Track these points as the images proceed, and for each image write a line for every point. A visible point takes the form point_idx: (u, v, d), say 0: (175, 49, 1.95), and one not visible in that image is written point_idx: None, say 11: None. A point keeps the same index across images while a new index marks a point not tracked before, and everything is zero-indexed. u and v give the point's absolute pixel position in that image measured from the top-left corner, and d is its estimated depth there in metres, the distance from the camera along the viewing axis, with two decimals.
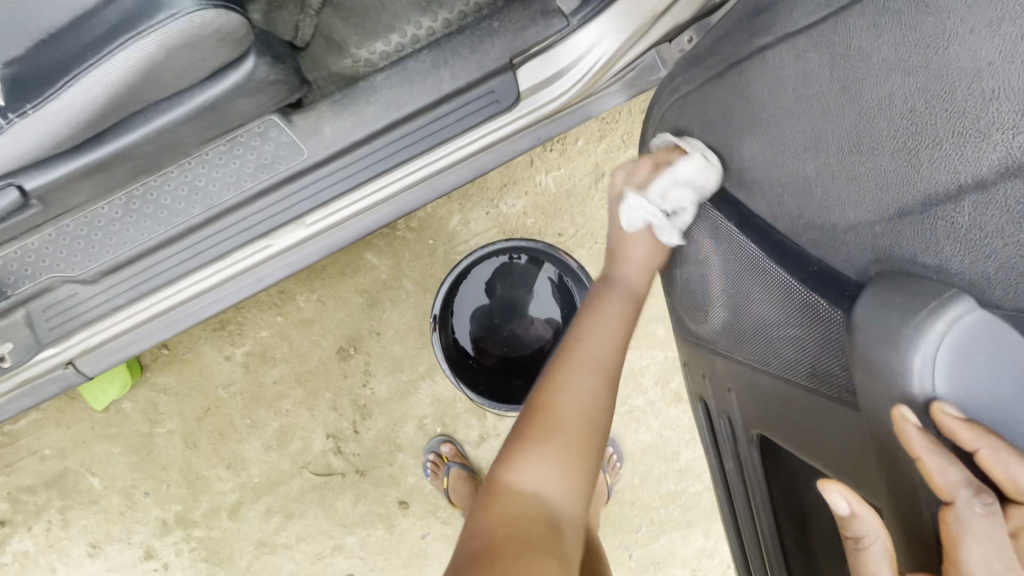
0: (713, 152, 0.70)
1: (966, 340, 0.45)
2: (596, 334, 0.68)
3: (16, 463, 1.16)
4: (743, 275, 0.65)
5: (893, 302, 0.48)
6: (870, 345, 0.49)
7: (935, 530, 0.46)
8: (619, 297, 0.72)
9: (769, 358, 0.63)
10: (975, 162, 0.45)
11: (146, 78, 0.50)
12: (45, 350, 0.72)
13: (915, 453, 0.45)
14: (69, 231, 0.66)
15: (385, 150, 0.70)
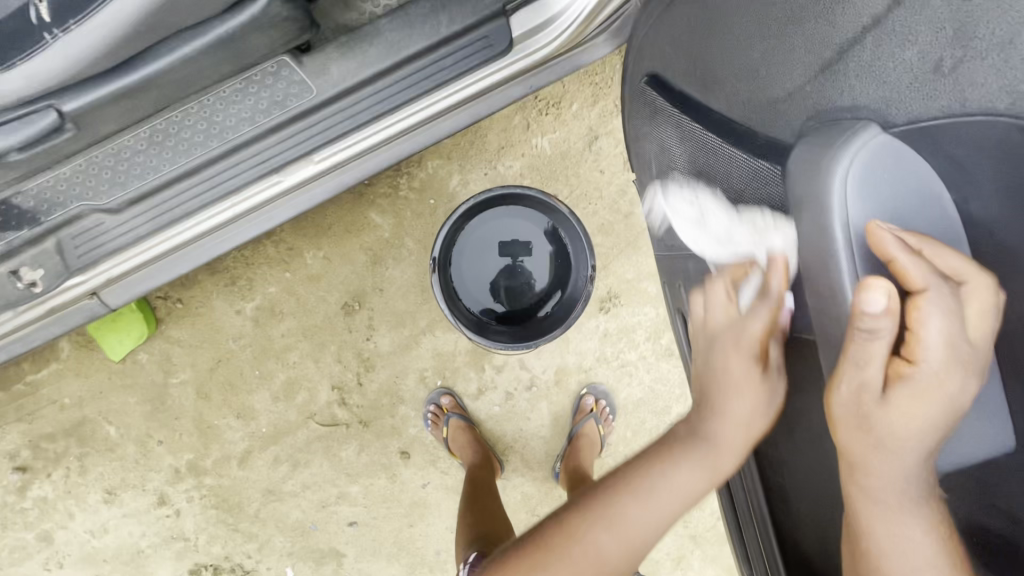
0: (683, 68, 0.73)
1: (880, 162, 0.49)
2: (643, 490, 0.66)
3: (38, 411, 1.22)
4: (704, 160, 0.70)
5: (821, 144, 0.51)
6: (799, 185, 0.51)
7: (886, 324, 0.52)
8: (700, 461, 0.65)
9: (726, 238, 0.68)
10: (871, 3, 0.53)
11: (171, 2, 0.55)
12: (73, 278, 0.77)
13: (892, 259, 0.47)
14: (96, 162, 0.72)
15: (387, 92, 0.76)
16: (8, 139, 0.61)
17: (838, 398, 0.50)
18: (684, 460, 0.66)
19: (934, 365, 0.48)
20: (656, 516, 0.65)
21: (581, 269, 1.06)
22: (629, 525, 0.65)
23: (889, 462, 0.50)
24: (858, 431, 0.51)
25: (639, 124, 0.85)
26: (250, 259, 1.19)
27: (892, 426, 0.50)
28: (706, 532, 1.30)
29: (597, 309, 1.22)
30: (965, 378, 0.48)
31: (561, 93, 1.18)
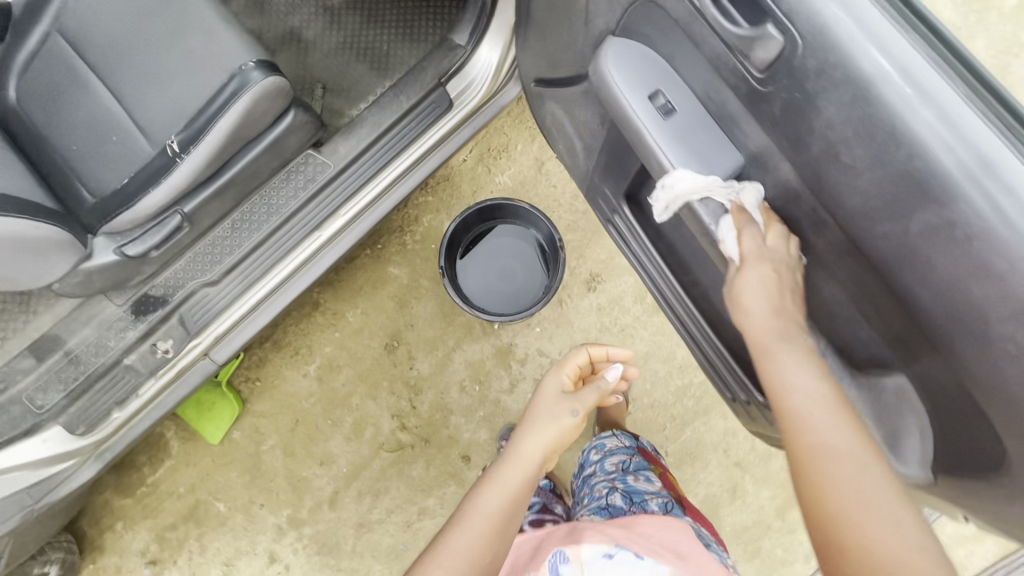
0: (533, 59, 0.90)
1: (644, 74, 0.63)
2: (489, 494, 0.69)
3: (160, 505, 1.45)
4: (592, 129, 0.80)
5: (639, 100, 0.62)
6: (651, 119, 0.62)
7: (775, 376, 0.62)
8: (514, 469, 0.72)
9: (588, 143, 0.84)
10: None
11: (244, 120, 0.91)
12: (192, 339, 1.07)
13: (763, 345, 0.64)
14: (201, 251, 1.07)
15: (379, 154, 1.11)
16: (152, 239, 0.96)
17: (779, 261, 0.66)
18: (503, 468, 0.72)
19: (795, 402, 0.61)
20: (488, 510, 0.66)
21: (553, 246, 1.36)
22: (455, 556, 0.62)
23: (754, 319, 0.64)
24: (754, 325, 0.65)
25: (532, 103, 1.00)
26: (306, 329, 1.49)
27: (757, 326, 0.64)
28: (747, 455, 1.42)
29: (586, 288, 1.49)
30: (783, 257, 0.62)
31: (507, 141, 1.55)
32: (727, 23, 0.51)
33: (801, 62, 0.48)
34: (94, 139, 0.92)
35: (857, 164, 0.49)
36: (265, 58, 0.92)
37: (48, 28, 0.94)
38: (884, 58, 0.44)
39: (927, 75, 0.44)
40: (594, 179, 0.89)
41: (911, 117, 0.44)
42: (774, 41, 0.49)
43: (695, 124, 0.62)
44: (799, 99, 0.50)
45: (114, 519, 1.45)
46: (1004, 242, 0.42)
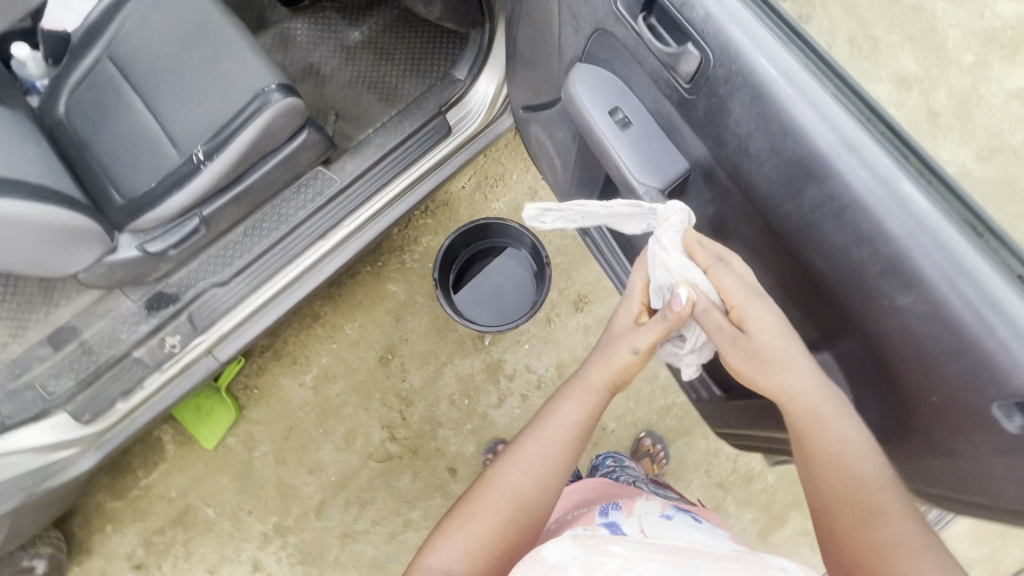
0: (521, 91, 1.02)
1: (605, 92, 0.72)
2: (559, 416, 0.72)
3: (150, 509, 1.48)
4: (565, 148, 0.91)
5: (600, 117, 0.71)
6: (611, 132, 0.71)
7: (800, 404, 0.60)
8: (583, 392, 0.73)
9: (565, 156, 0.93)
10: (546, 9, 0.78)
11: (263, 134, 1.02)
12: (198, 336, 1.15)
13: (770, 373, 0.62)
14: (214, 254, 1.16)
15: (382, 172, 1.23)
16: (172, 238, 1.06)
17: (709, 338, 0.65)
18: (575, 387, 0.74)
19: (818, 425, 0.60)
20: (560, 427, 0.71)
21: (541, 265, 1.44)
22: (529, 460, 0.69)
23: (798, 383, 0.60)
24: (779, 394, 0.61)
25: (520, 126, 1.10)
26: (306, 340, 1.57)
27: (809, 399, 0.60)
28: (729, 477, 1.44)
29: (573, 308, 1.56)
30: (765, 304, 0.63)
31: (504, 171, 1.67)
32: (657, 43, 0.59)
33: (713, 73, 0.55)
34: (129, 149, 1.04)
35: (762, 155, 0.55)
36: (286, 82, 1.04)
37: (100, 55, 1.08)
38: (772, 66, 0.52)
39: (805, 79, 0.51)
40: (570, 194, 0.99)
41: (797, 112, 0.51)
42: (693, 57, 0.56)
43: (650, 138, 0.70)
44: (716, 103, 0.57)
45: (104, 522, 1.47)
46: (874, 211, 0.49)
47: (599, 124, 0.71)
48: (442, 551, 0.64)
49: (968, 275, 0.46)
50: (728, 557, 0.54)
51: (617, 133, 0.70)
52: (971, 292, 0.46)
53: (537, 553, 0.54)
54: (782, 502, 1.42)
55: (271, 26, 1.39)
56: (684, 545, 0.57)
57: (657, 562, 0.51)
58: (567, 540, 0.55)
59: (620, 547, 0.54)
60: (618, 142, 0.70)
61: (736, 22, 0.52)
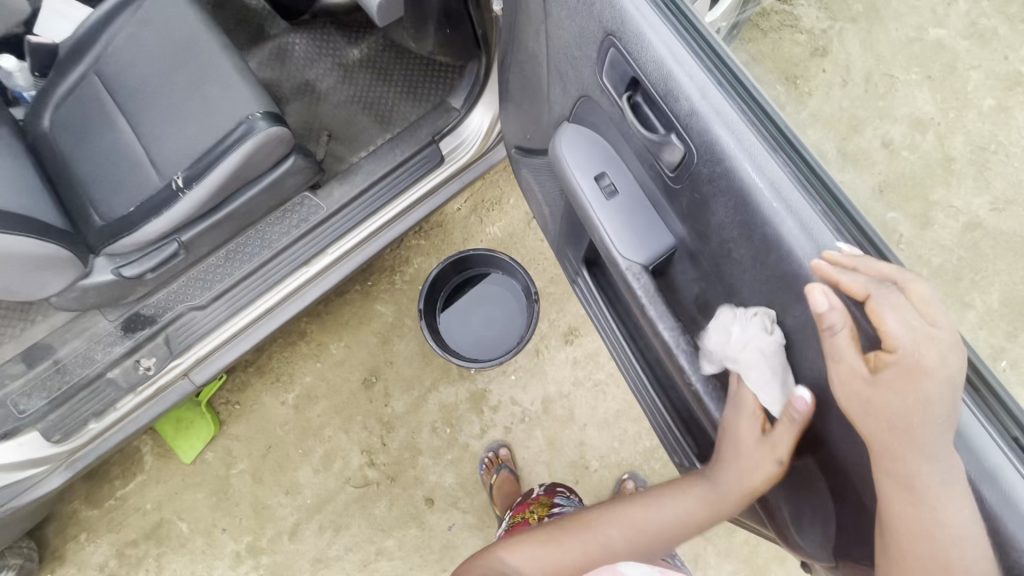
0: (513, 132, 0.99)
1: (586, 152, 0.70)
2: (628, 517, 0.79)
3: (125, 520, 1.47)
4: (554, 197, 0.88)
5: (580, 179, 0.69)
6: (592, 195, 0.68)
7: (900, 459, 0.48)
8: (696, 500, 0.71)
9: (554, 206, 0.89)
10: (541, 60, 0.75)
11: (245, 163, 0.99)
12: (174, 359, 1.12)
13: (906, 419, 0.47)
14: (194, 277, 1.14)
15: (373, 199, 1.20)
16: (149, 262, 1.03)
17: (845, 351, 0.49)
18: (698, 486, 0.71)
19: (929, 472, 0.46)
20: (662, 519, 0.76)
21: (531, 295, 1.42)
22: (588, 546, 0.78)
23: (924, 468, 0.46)
24: (902, 436, 0.48)
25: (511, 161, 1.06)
26: (289, 358, 1.55)
27: (936, 479, 0.46)
28: (711, 526, 1.40)
29: (562, 340, 1.53)
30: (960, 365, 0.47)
31: (501, 195, 1.63)
32: (646, 130, 0.60)
33: (696, 170, 0.57)
34: (109, 169, 1.02)
35: (745, 263, 0.57)
36: (273, 110, 1.01)
37: (86, 69, 1.06)
38: (758, 175, 0.52)
39: (794, 193, 0.51)
40: (560, 242, 0.96)
41: (783, 229, 0.52)
42: (677, 149, 0.58)
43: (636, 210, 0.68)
44: (699, 199, 0.59)
45: (78, 530, 1.46)
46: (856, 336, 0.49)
47: (580, 186, 0.69)
48: (518, 554, 0.79)
49: (960, 435, 0.47)
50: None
51: (597, 196, 0.68)
52: (962, 453, 0.46)
53: None
54: (764, 554, 1.38)
55: (268, 40, 1.36)
56: None
57: None
58: None
59: None
60: (598, 205, 0.68)
61: (721, 120, 0.54)
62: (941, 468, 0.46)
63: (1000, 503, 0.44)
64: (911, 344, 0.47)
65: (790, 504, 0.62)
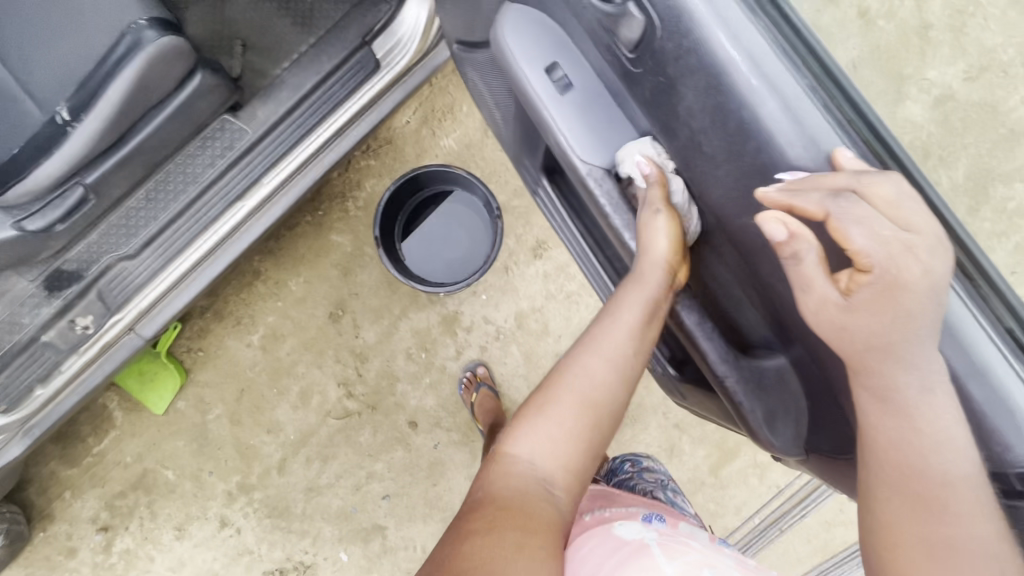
0: (451, 25, 0.86)
1: (531, 42, 0.64)
2: (546, 420, 0.60)
3: (107, 475, 1.45)
4: (505, 97, 0.78)
5: (533, 76, 0.63)
6: (550, 91, 0.63)
7: (875, 364, 0.51)
8: (598, 355, 0.63)
9: (504, 109, 0.81)
10: None
11: (140, 84, 0.84)
12: (114, 315, 1.04)
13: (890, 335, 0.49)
14: (115, 223, 1.02)
15: (306, 116, 1.06)
16: (55, 212, 0.90)
17: (805, 274, 0.52)
18: (595, 340, 0.64)
19: (906, 379, 0.49)
20: (599, 375, 0.62)
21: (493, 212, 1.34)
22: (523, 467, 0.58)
23: (902, 377, 0.49)
24: (874, 344, 0.50)
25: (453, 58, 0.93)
26: (248, 299, 1.47)
27: (915, 388, 0.49)
28: (686, 416, 1.47)
29: (531, 255, 1.48)
30: (942, 266, 0.47)
31: (453, 103, 1.49)
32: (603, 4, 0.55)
33: (660, 45, 0.54)
34: None
35: (717, 155, 0.57)
36: (161, 14, 0.84)
37: None
38: (737, 52, 0.49)
39: (777, 71, 0.49)
40: (516, 148, 0.87)
41: (760, 108, 0.50)
42: (636, 21, 0.54)
43: (595, 102, 0.64)
44: (663, 82, 0.56)
45: (61, 489, 1.45)
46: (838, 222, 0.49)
47: (534, 83, 0.64)
48: (522, 441, 0.59)
49: (952, 334, 0.48)
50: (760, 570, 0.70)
51: (551, 93, 0.63)
52: (954, 355, 0.48)
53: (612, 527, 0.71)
54: (734, 438, 1.47)
55: None
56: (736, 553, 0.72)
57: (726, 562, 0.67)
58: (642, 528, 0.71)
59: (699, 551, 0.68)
60: (555, 102, 0.63)
61: None
62: (917, 373, 0.49)
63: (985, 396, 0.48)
64: (891, 259, 0.48)
65: (765, 407, 0.62)
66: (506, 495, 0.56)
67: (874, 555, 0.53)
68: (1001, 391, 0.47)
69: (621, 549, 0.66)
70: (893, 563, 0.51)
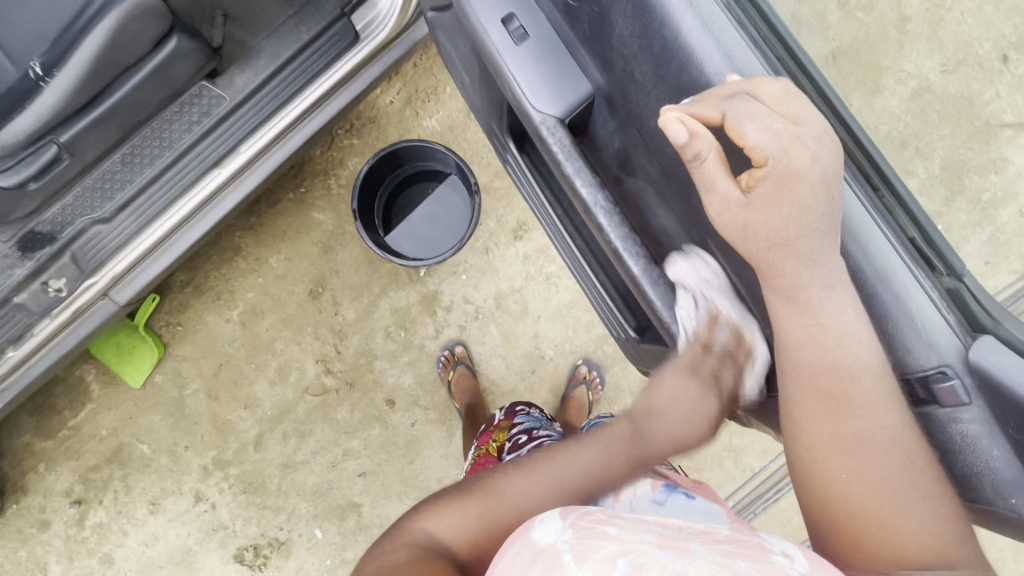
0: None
1: None
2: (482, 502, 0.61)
3: (82, 448, 1.45)
4: (470, 59, 0.80)
5: (487, 21, 0.66)
6: (505, 36, 0.66)
7: (780, 259, 0.58)
8: (545, 466, 0.64)
9: (472, 72, 0.83)
10: None
11: (114, 42, 0.84)
12: (88, 279, 1.04)
13: (791, 233, 0.56)
14: (89, 187, 1.02)
15: (284, 87, 1.07)
16: (28, 169, 0.91)
17: (705, 175, 0.57)
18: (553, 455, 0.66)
19: (812, 281, 0.56)
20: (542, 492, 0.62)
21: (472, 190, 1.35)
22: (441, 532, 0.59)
23: (804, 275, 0.57)
24: (781, 239, 0.57)
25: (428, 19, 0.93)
26: (228, 275, 1.48)
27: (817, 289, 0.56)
28: None
29: (512, 236, 1.48)
30: (827, 155, 0.54)
31: (436, 83, 1.50)
32: None
33: None
34: None
35: (647, 82, 0.60)
36: None
37: None
38: None
39: None
40: (486, 115, 0.89)
41: (681, 23, 0.54)
42: None
43: (549, 51, 0.67)
44: (598, 12, 0.60)
45: (36, 461, 1.44)
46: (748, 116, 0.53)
47: (488, 27, 0.66)
48: (443, 519, 0.60)
49: (857, 240, 0.56)
50: (729, 541, 0.51)
51: (505, 41, 0.66)
52: (863, 262, 0.55)
53: (524, 534, 0.50)
54: None
55: None
56: (680, 521, 0.54)
57: (655, 544, 0.47)
58: (557, 518, 0.51)
59: (615, 527, 0.49)
60: (509, 47, 0.66)
61: None
62: (818, 273, 0.56)
63: (898, 310, 0.54)
64: (789, 151, 0.54)
65: None
66: (416, 547, 0.57)
67: (797, 458, 0.59)
68: (906, 299, 0.54)
69: (533, 566, 0.46)
70: (813, 459, 0.58)
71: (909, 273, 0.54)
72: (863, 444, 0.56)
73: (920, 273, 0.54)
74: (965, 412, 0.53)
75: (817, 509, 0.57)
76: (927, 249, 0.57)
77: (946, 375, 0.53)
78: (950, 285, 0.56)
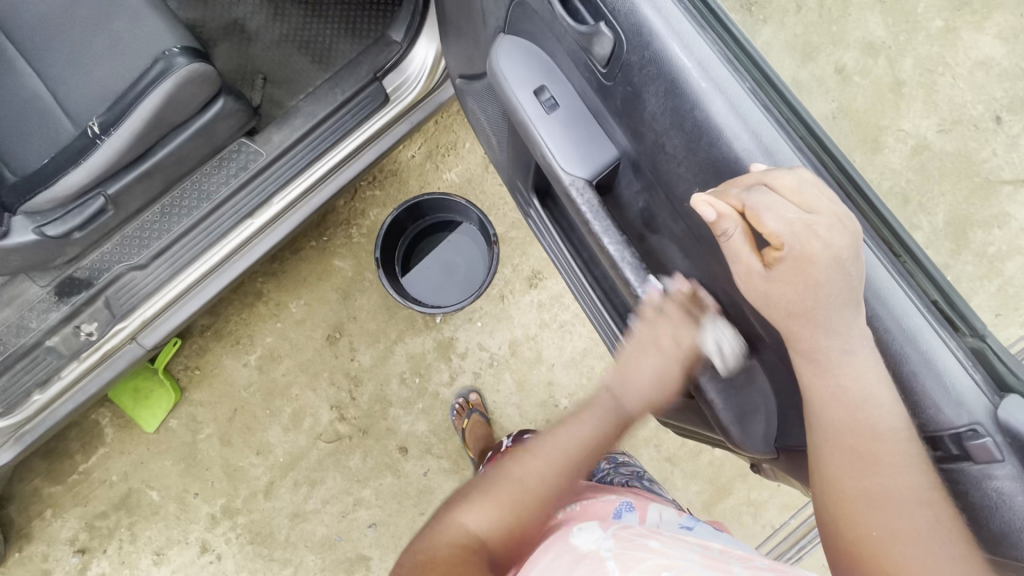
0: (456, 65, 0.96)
1: (520, 66, 0.73)
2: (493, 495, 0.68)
3: (91, 493, 1.43)
4: (499, 123, 0.87)
5: (520, 93, 0.72)
6: (535, 107, 0.72)
7: (800, 328, 0.59)
8: (538, 456, 0.71)
9: (500, 135, 0.89)
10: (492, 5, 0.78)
11: (169, 102, 0.90)
12: (118, 323, 1.07)
13: (809, 304, 0.58)
14: (129, 235, 1.08)
15: (316, 143, 1.14)
16: (75, 220, 0.96)
17: (731, 251, 0.60)
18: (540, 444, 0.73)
19: (837, 346, 0.57)
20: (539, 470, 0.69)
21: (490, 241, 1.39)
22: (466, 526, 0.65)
23: (825, 341, 0.58)
24: (801, 308, 0.59)
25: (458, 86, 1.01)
26: (249, 320, 1.51)
27: (840, 352, 0.57)
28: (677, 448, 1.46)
29: (526, 284, 1.52)
30: (847, 240, 0.56)
31: (456, 139, 1.57)
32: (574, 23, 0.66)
33: (627, 59, 0.63)
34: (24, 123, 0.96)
35: (677, 154, 0.64)
36: (192, 45, 0.92)
37: None
38: (686, 56, 0.60)
39: (718, 71, 0.59)
40: (512, 174, 0.95)
41: (711, 107, 0.59)
42: (607, 39, 0.64)
43: (577, 120, 0.72)
44: (631, 92, 0.65)
45: (43, 507, 1.43)
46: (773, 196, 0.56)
47: (521, 98, 0.72)
48: (468, 513, 0.67)
49: (883, 302, 0.55)
50: (767, 566, 0.53)
51: (536, 110, 0.72)
52: (888, 322, 0.55)
53: (567, 538, 0.54)
54: (728, 473, 1.45)
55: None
56: (718, 546, 0.57)
57: (698, 562, 0.50)
58: (598, 530, 0.55)
59: (658, 543, 0.53)
60: (537, 115, 0.72)
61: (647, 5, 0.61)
62: (843, 340, 0.57)
63: (925, 369, 0.53)
64: (807, 236, 0.56)
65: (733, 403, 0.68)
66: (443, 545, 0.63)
67: (826, 509, 0.64)
68: (932, 357, 0.52)
69: (578, 565, 0.49)
70: (842, 512, 0.62)
71: (933, 332, 0.53)
72: (890, 500, 0.59)
73: (947, 335, 0.54)
74: (998, 470, 0.51)
75: (845, 552, 0.63)
76: (949, 311, 0.56)
77: (977, 432, 0.51)
78: (976, 345, 0.54)
